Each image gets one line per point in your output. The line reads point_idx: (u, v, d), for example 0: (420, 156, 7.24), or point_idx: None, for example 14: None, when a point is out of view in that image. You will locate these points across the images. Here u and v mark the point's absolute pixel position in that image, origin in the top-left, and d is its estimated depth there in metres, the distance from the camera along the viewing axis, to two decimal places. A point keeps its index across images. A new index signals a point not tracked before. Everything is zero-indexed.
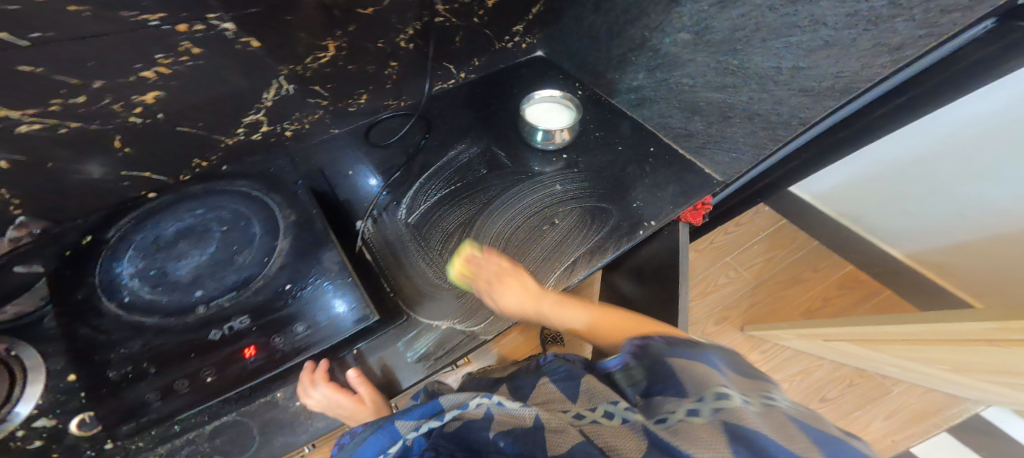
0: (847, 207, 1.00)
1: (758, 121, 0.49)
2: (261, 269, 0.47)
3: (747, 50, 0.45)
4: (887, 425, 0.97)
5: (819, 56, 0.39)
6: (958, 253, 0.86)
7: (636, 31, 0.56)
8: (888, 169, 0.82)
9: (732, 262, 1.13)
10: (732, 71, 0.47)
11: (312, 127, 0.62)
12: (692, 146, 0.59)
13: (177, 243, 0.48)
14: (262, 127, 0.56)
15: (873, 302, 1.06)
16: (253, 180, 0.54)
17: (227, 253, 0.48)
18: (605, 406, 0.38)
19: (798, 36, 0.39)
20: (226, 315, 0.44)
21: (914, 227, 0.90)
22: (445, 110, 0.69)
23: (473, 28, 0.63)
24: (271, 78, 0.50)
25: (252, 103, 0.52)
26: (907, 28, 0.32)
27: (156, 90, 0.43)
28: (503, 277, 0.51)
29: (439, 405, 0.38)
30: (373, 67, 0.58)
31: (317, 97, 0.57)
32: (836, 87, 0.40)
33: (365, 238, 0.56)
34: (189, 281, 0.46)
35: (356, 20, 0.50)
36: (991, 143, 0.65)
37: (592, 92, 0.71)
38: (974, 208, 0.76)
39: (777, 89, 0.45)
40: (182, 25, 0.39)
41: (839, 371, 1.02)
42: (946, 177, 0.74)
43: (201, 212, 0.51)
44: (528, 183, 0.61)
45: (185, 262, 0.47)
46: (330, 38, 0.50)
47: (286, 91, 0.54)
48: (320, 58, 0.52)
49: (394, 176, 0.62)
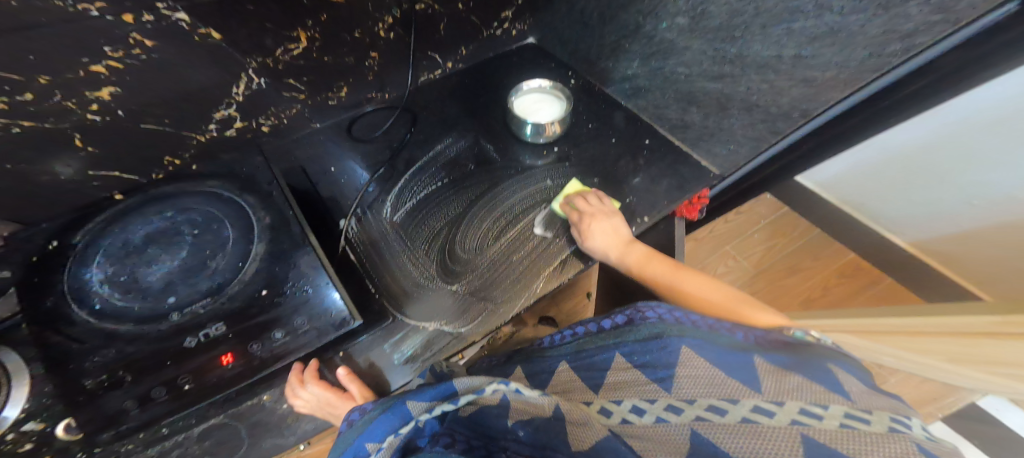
0: (847, 194, 0.98)
1: (757, 113, 0.47)
2: (236, 274, 0.45)
3: (745, 37, 0.42)
4: None
5: (822, 44, 0.37)
6: (960, 242, 0.85)
7: (630, 17, 0.53)
8: (890, 157, 0.80)
9: (731, 251, 1.12)
10: (730, 60, 0.45)
11: (291, 121, 0.59)
12: (688, 138, 0.57)
13: (147, 249, 0.46)
14: (236, 122, 0.53)
15: (871, 291, 1.05)
16: (224, 179, 0.51)
17: (200, 258, 0.46)
18: (632, 401, 0.37)
19: (800, 23, 0.37)
20: (201, 322, 0.42)
21: (915, 215, 0.88)
22: (432, 102, 0.66)
23: (457, 16, 0.60)
24: (239, 71, 0.48)
25: (221, 98, 0.49)
26: (921, 13, 0.30)
27: (110, 86, 0.40)
28: (599, 215, 0.50)
29: (452, 388, 0.36)
30: (351, 58, 0.56)
31: (293, 90, 0.55)
32: (839, 78, 0.38)
33: (348, 237, 0.54)
34: (161, 287, 0.44)
35: (329, 8, 0.47)
36: (997, 131, 0.63)
37: (585, 80, 0.68)
38: (977, 197, 0.74)
39: (778, 79, 0.42)
40: (128, 16, 0.36)
41: None
42: (951, 164, 0.73)
43: (172, 214, 0.49)
44: (518, 177, 0.59)
45: (157, 268, 0.45)
46: (300, 28, 0.47)
47: (258, 85, 0.51)
48: (292, 49, 0.49)
49: (379, 172, 0.60)
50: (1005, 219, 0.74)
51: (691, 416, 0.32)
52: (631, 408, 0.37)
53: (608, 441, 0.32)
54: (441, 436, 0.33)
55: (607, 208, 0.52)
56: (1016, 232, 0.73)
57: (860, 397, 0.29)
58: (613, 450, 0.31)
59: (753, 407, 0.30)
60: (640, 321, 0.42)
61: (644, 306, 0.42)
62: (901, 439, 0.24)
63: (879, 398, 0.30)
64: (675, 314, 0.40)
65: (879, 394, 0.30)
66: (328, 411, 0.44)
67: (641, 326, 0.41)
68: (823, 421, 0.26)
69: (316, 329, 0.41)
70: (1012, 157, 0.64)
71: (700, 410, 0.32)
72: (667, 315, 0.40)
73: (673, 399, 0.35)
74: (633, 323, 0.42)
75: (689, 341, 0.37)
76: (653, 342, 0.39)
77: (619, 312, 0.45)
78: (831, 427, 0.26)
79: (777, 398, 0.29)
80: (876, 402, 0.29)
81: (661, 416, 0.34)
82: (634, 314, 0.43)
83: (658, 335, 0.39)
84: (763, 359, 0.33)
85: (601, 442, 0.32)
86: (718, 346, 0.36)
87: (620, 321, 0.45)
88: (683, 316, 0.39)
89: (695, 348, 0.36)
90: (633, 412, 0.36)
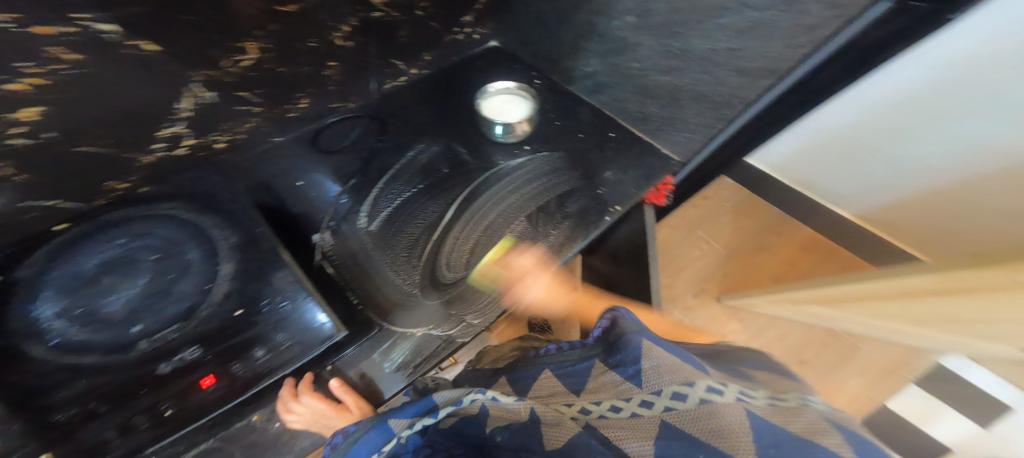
0: (799, 174, 1.05)
1: (705, 102, 0.50)
2: (206, 296, 0.45)
3: (684, 31, 0.45)
4: (860, 382, 1.03)
5: (748, 37, 0.40)
6: (898, 211, 0.93)
7: (585, 16, 0.55)
8: (840, 133, 0.87)
9: (704, 235, 1.16)
10: (675, 53, 0.48)
11: (249, 136, 0.57)
12: (650, 128, 0.60)
13: (102, 278, 0.43)
14: (185, 139, 0.51)
15: (834, 260, 1.10)
16: (182, 200, 0.50)
17: (162, 283, 0.44)
18: (610, 400, 0.41)
19: (727, 18, 0.40)
20: (174, 347, 0.42)
21: (859, 189, 0.95)
22: (401, 108, 0.67)
23: (418, 22, 0.61)
24: (180, 86, 0.44)
25: (164, 115, 0.46)
26: (818, 9, 0.34)
27: (36, 104, 0.36)
28: (529, 273, 0.52)
29: (433, 402, 0.42)
30: (309, 68, 0.55)
31: (248, 103, 0.53)
32: (766, 67, 0.41)
33: (324, 250, 0.54)
34: (125, 316, 0.42)
35: (278, 19, 0.46)
36: (924, 106, 0.72)
37: (549, 79, 0.69)
38: (910, 167, 0.82)
39: (717, 70, 0.45)
40: (45, 28, 0.32)
41: (812, 333, 1.09)
42: (894, 137, 0.80)
43: (126, 241, 0.46)
44: (492, 177, 0.60)
45: (116, 297, 0.43)
46: (246, 38, 0.45)
47: (207, 99, 0.48)
48: (240, 60, 0.47)
49: (350, 183, 0.59)
50: (938, 186, 0.81)
51: (660, 407, 0.37)
52: (610, 406, 0.40)
53: (580, 438, 0.36)
54: (423, 448, 0.38)
55: (536, 256, 0.53)
56: (948, 197, 0.81)
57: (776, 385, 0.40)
58: (585, 447, 0.34)
59: (708, 387, 0.36)
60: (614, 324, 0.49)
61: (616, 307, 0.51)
62: (814, 412, 0.34)
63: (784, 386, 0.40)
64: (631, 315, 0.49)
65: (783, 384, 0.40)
66: (324, 422, 0.47)
67: (617, 324, 0.48)
68: (758, 399, 0.35)
69: (297, 342, 0.43)
70: (943, 127, 0.72)
71: (667, 400, 0.37)
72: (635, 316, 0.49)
73: (645, 393, 0.39)
74: (615, 322, 0.49)
75: (647, 337, 0.44)
76: (620, 343, 0.46)
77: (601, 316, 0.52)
78: (762, 404, 0.34)
79: (721, 379, 0.37)
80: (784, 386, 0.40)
81: (636, 410, 0.38)
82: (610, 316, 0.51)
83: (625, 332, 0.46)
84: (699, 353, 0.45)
85: (574, 441, 0.35)
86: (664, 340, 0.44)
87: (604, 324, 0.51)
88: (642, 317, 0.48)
89: (653, 341, 0.43)
90: (610, 409, 0.40)
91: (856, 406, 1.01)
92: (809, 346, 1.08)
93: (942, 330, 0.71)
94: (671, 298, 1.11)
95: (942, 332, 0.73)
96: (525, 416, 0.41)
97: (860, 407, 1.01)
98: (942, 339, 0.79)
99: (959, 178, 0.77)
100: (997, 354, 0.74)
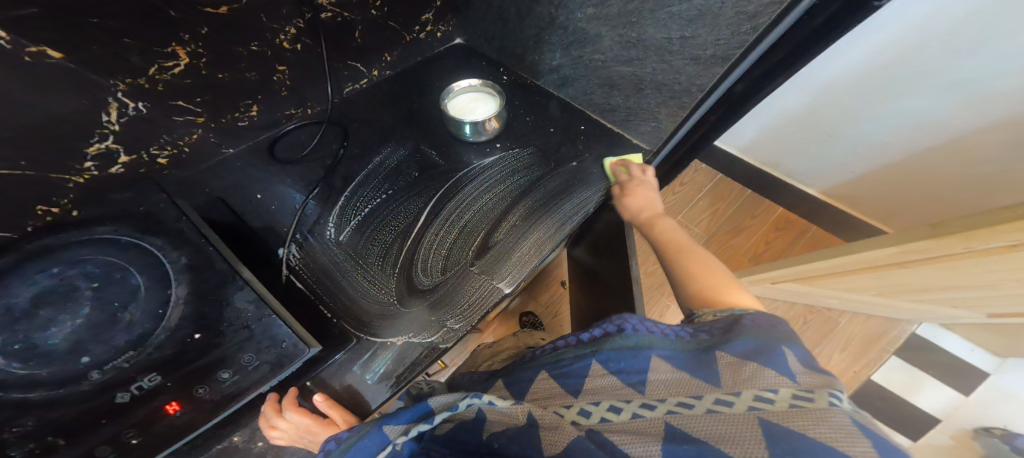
0: (767, 156, 1.07)
1: (666, 91, 0.50)
2: (158, 322, 0.43)
3: (639, 22, 0.44)
4: (844, 357, 1.07)
5: (697, 25, 0.40)
6: (864, 187, 0.95)
7: (543, 9, 0.54)
8: (804, 115, 0.88)
9: (684, 220, 1.17)
10: (633, 44, 0.47)
11: (193, 148, 0.55)
12: (617, 120, 0.59)
13: (37, 311, 0.40)
14: (119, 158, 0.48)
15: (807, 238, 1.12)
16: (118, 222, 0.46)
17: (108, 312, 0.42)
18: (609, 400, 0.37)
19: (677, 6, 0.40)
20: (130, 376, 0.40)
21: (824, 167, 0.97)
22: (364, 112, 0.65)
23: (372, 22, 0.59)
24: (102, 96, 0.42)
25: (91, 129, 0.43)
26: None
27: None
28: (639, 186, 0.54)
29: (428, 406, 0.39)
30: (255, 73, 0.53)
31: (187, 113, 0.51)
32: (717, 54, 0.42)
33: (291, 266, 0.53)
34: (69, 348, 0.40)
35: (208, 22, 0.43)
36: (870, 86, 0.73)
37: (515, 75, 0.68)
38: (864, 147, 0.85)
39: (673, 59, 0.45)
40: None
41: (794, 311, 1.11)
42: (854, 116, 0.81)
43: (60, 270, 0.42)
44: (465, 178, 0.59)
45: (57, 329, 0.40)
46: (175, 43, 0.42)
47: (134, 110, 0.46)
48: (169, 67, 0.44)
49: (315, 193, 0.58)
50: (890, 161, 0.84)
51: (664, 410, 0.34)
52: (609, 406, 0.36)
53: (580, 442, 0.32)
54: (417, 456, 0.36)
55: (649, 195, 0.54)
56: (909, 172, 0.83)
57: (804, 377, 0.32)
58: (584, 451, 0.31)
59: (716, 400, 0.32)
60: (617, 333, 0.41)
61: (629, 317, 0.42)
62: (839, 412, 0.28)
63: (816, 373, 0.33)
64: (648, 325, 0.40)
65: (815, 370, 0.33)
66: (307, 439, 0.43)
67: (625, 335, 0.40)
68: (777, 404, 0.30)
69: (269, 362, 0.42)
70: (897, 105, 0.73)
71: (672, 405, 0.34)
72: (650, 327, 0.40)
73: (647, 398, 0.35)
74: (623, 331, 0.41)
75: (662, 353, 0.38)
76: (629, 353, 0.39)
77: (608, 322, 0.43)
78: (782, 408, 0.29)
79: (734, 389, 0.32)
80: (814, 376, 0.33)
81: (637, 412, 0.35)
82: (620, 323, 0.41)
83: (633, 347, 0.39)
84: (726, 353, 0.36)
85: (573, 443, 0.32)
86: (686, 353, 0.37)
87: (610, 330, 0.42)
88: (654, 325, 0.40)
89: (667, 359, 0.37)
90: (611, 410, 0.36)
91: (845, 382, 1.05)
92: (792, 323, 1.10)
93: (909, 298, 0.74)
94: (658, 286, 1.11)
95: (910, 300, 0.76)
96: (522, 420, 0.38)
97: (849, 383, 1.05)
98: (913, 308, 0.81)
99: (912, 153, 0.79)
100: (963, 314, 0.78)
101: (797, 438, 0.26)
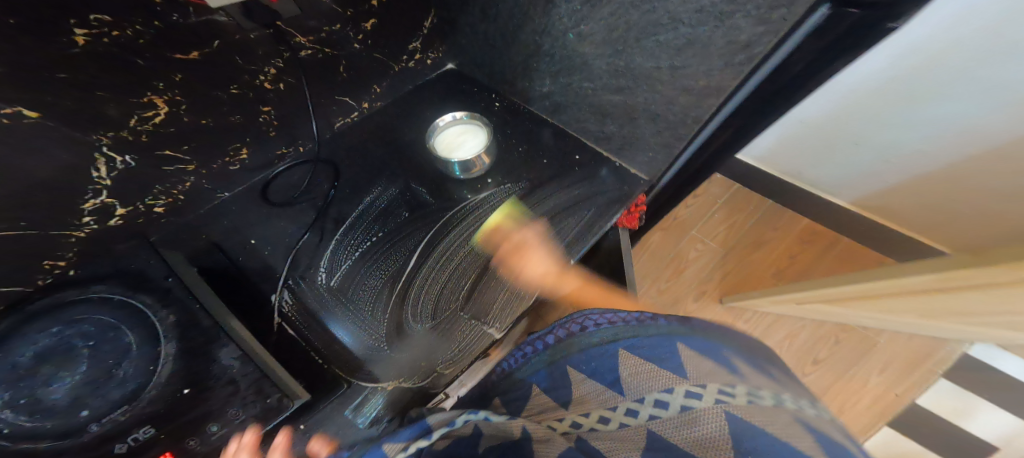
0: (788, 166, 1.01)
1: (661, 121, 0.47)
2: (149, 378, 0.41)
3: (626, 50, 0.41)
4: (884, 378, 0.98)
5: (687, 54, 0.37)
6: (897, 197, 0.89)
7: (527, 37, 0.51)
8: (826, 122, 0.83)
9: (699, 235, 1.11)
10: (622, 72, 0.44)
11: (190, 195, 0.56)
12: (614, 147, 0.57)
13: (38, 368, 0.40)
14: (115, 209, 0.48)
15: (840, 251, 1.05)
16: (111, 280, 0.47)
17: (102, 370, 0.41)
18: (598, 411, 0.40)
19: (664, 34, 0.37)
20: (126, 428, 0.39)
21: (851, 176, 0.91)
22: (355, 147, 0.64)
23: (356, 55, 0.58)
24: (90, 152, 0.41)
25: (84, 186, 0.43)
26: (748, 24, 0.30)
27: None
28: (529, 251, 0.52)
29: (427, 424, 0.37)
30: (239, 116, 0.52)
31: (178, 162, 0.51)
32: (710, 85, 0.38)
33: (283, 312, 0.52)
34: (69, 402, 0.39)
35: (182, 68, 0.42)
36: (899, 90, 0.68)
37: (508, 100, 0.66)
38: (893, 154, 0.80)
39: (665, 89, 0.42)
40: None
41: (824, 329, 1.03)
42: (880, 122, 0.76)
43: (59, 329, 0.42)
44: (456, 215, 0.57)
45: (57, 385, 0.39)
46: (150, 93, 0.41)
47: (122, 162, 0.45)
48: (149, 117, 0.43)
49: (306, 238, 0.57)
50: (924, 170, 0.79)
51: (645, 417, 0.36)
52: (599, 418, 0.39)
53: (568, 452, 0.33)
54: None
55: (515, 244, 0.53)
56: (946, 179, 0.78)
57: (753, 374, 0.37)
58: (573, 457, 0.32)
59: (686, 393, 0.35)
60: (581, 331, 0.47)
61: (586, 313, 0.48)
62: (788, 413, 0.32)
63: (765, 375, 0.38)
64: (607, 317, 0.47)
65: (764, 372, 0.39)
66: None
67: (585, 331, 0.47)
68: (737, 398, 0.33)
69: (254, 416, 0.40)
70: (931, 111, 0.68)
71: (650, 407, 0.36)
72: (607, 320, 0.47)
73: (629, 402, 0.38)
74: (586, 328, 0.47)
75: (624, 343, 0.44)
76: (595, 348, 0.45)
77: (568, 321, 0.49)
78: (742, 402, 0.33)
79: (699, 381, 0.36)
80: (764, 379, 0.37)
81: (624, 421, 0.37)
82: (581, 320, 0.48)
83: (597, 341, 0.45)
84: (683, 344, 0.41)
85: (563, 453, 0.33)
86: (642, 340, 0.43)
87: (574, 328, 0.48)
88: (613, 316, 0.47)
89: (630, 347, 0.43)
90: (600, 421, 0.38)
91: (885, 403, 0.96)
92: (822, 342, 1.02)
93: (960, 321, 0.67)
94: (675, 304, 1.06)
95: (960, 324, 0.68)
96: (517, 434, 0.37)
97: (890, 405, 0.96)
98: (966, 330, 0.73)
99: (951, 161, 0.74)
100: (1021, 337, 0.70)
101: (761, 437, 0.29)
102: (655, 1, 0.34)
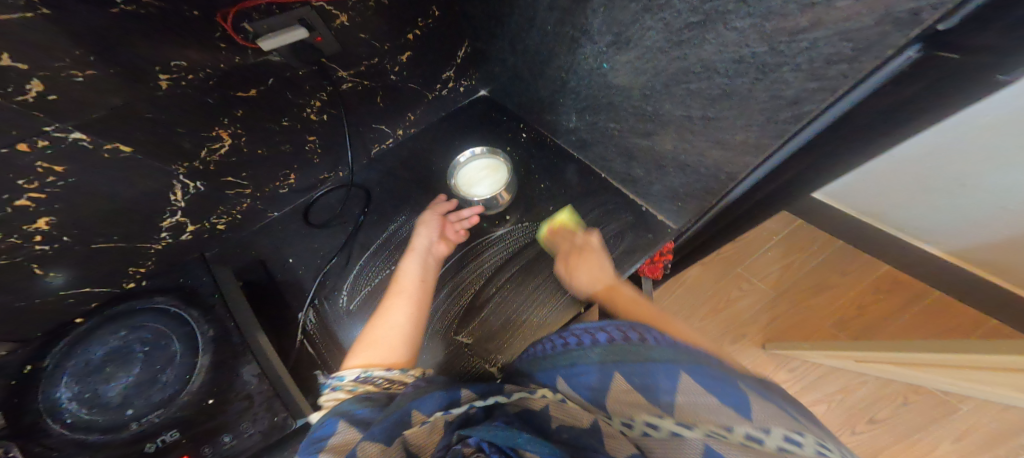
0: (864, 203, 0.89)
1: (690, 173, 0.43)
2: (183, 386, 0.43)
3: (654, 95, 0.39)
4: (958, 449, 0.83)
5: (722, 105, 0.33)
6: (1004, 250, 0.75)
7: (553, 72, 0.50)
8: (913, 163, 0.71)
9: (745, 273, 1.02)
10: (649, 118, 0.42)
11: (245, 216, 0.59)
12: (640, 190, 0.54)
13: (104, 366, 0.43)
14: (188, 226, 0.53)
15: (922, 307, 0.93)
16: (171, 293, 0.50)
17: (149, 374, 0.43)
18: (642, 416, 0.32)
19: (696, 83, 0.34)
20: (157, 429, 0.41)
21: (946, 221, 0.78)
22: (385, 173, 0.66)
23: (392, 86, 0.59)
24: (168, 179, 0.46)
25: (161, 209, 0.48)
26: (798, 79, 0.27)
27: (44, 216, 0.39)
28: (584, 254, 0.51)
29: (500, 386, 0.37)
30: (288, 146, 0.55)
31: (237, 187, 0.54)
32: (749, 142, 0.34)
33: (304, 329, 0.53)
34: (120, 400, 0.41)
35: (242, 103, 0.45)
36: (1009, 135, 0.56)
37: (536, 131, 0.65)
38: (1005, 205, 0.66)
39: (696, 140, 0.39)
40: (22, 144, 0.33)
41: (890, 387, 0.89)
42: (981, 167, 0.63)
43: (125, 333, 0.46)
44: (473, 247, 0.56)
45: (114, 384, 0.42)
46: (217, 127, 0.45)
47: (195, 188, 0.49)
48: (217, 148, 0.47)
49: (333, 261, 0.59)
50: None
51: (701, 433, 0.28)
52: (644, 423, 0.32)
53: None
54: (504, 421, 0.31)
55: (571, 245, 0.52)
56: None
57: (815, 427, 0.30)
58: None
59: (745, 434, 0.27)
60: (642, 341, 0.36)
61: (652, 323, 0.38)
62: None
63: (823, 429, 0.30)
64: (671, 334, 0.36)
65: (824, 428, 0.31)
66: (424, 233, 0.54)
67: (641, 341, 0.36)
68: (804, 448, 0.26)
69: (260, 431, 0.41)
70: None
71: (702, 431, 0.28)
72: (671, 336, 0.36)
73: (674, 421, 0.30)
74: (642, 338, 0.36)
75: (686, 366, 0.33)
76: (647, 365, 0.35)
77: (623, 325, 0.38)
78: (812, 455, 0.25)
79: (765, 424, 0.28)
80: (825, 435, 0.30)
81: (674, 430, 0.30)
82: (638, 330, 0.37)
83: (648, 358, 0.35)
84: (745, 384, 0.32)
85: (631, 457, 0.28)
86: (708, 370, 0.32)
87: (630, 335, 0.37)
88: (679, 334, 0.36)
89: (692, 372, 0.32)
90: (646, 427, 0.31)
91: None
92: (885, 401, 0.88)
93: None
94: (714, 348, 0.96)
95: None
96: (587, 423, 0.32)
97: None
98: None
99: None
100: None
101: None
102: (688, 48, 0.31)
